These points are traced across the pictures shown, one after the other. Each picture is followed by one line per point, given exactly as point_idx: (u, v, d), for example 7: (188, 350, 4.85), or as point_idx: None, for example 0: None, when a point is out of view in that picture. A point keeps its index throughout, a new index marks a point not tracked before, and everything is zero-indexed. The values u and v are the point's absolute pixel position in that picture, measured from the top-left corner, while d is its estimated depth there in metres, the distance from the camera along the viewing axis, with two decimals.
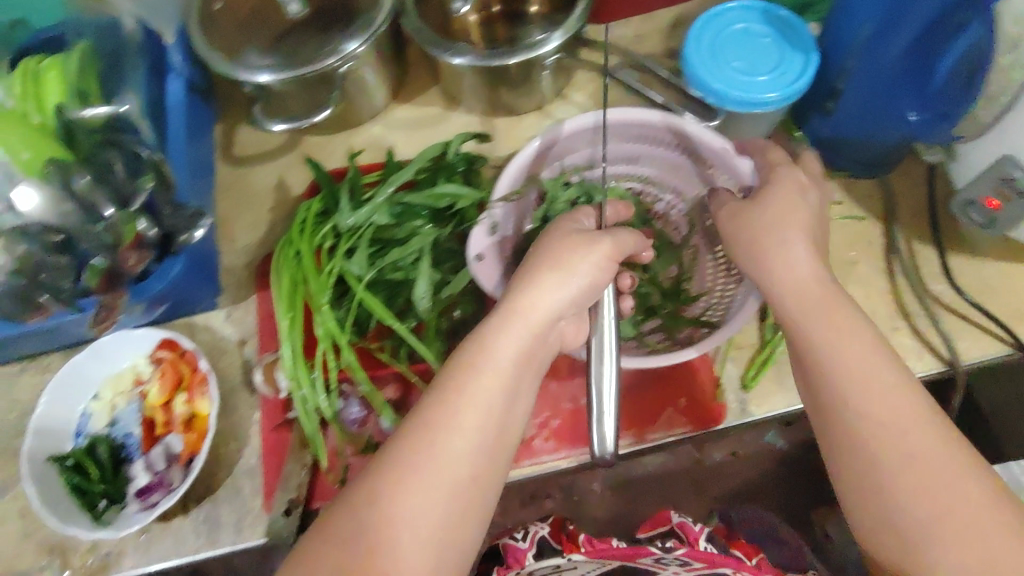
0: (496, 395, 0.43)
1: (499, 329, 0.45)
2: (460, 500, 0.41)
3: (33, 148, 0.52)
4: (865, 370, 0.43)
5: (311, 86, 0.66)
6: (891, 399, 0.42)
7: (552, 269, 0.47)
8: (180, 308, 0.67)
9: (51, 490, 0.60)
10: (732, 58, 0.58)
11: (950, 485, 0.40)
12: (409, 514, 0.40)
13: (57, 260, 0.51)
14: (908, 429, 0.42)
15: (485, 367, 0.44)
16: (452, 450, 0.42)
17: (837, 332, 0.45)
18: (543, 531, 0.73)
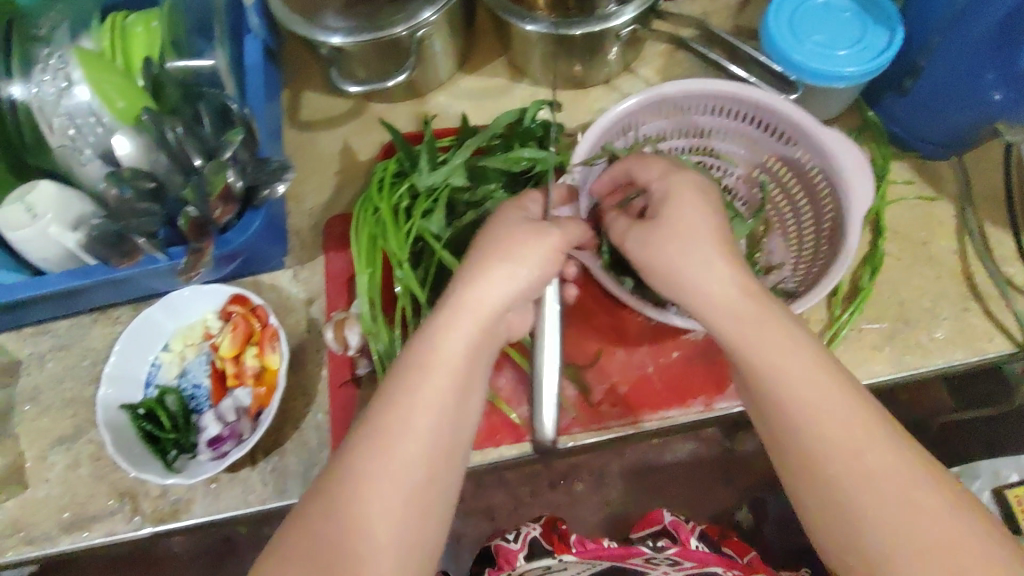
0: (447, 395, 0.45)
1: (447, 328, 0.46)
2: (418, 498, 0.43)
3: (128, 98, 0.54)
4: (802, 385, 0.43)
5: (384, 51, 0.67)
6: (836, 410, 0.42)
7: (496, 262, 0.47)
8: (249, 266, 0.68)
9: (124, 436, 0.62)
10: (813, 31, 0.58)
11: (902, 495, 0.40)
12: (374, 521, 0.42)
13: (146, 206, 0.52)
14: (852, 438, 0.42)
15: (433, 367, 0.45)
16: (407, 455, 0.43)
17: (779, 346, 0.44)
18: (534, 531, 0.76)
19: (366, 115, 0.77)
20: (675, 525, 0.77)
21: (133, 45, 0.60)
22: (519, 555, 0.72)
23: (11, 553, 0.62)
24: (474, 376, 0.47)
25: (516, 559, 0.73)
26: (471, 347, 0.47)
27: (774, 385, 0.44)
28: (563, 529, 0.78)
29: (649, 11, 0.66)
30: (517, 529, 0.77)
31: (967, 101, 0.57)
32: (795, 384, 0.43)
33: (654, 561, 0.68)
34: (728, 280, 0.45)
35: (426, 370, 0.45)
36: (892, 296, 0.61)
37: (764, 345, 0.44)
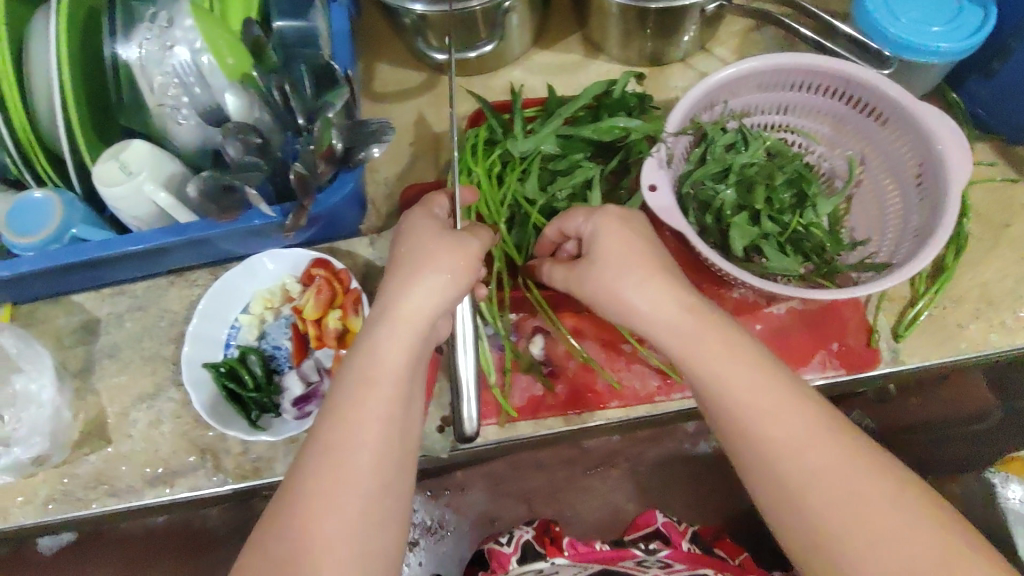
0: (387, 399, 0.44)
1: (378, 335, 0.46)
2: (373, 510, 0.42)
3: (236, 54, 0.55)
4: (743, 386, 0.44)
5: (465, 22, 0.68)
6: (773, 410, 0.43)
7: (415, 272, 0.47)
8: (328, 232, 0.69)
9: (209, 395, 0.63)
10: (908, 7, 0.58)
11: (850, 487, 0.40)
12: (322, 530, 0.41)
13: (254, 161, 0.53)
14: (795, 437, 0.42)
15: (375, 376, 0.45)
16: (358, 464, 0.42)
17: (715, 350, 0.45)
18: (527, 535, 0.75)
19: (440, 89, 0.78)
20: (666, 526, 0.75)
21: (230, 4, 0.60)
22: (512, 558, 0.72)
23: (96, 504, 0.63)
24: (416, 376, 0.47)
25: (510, 561, 0.72)
26: (414, 352, 0.47)
27: (716, 387, 0.45)
28: (556, 532, 0.76)
29: None
30: (510, 532, 0.76)
31: None
32: (737, 385, 0.44)
33: (645, 563, 0.67)
34: (670, 299, 0.46)
35: (366, 379, 0.45)
36: (974, 275, 0.61)
37: (705, 348, 0.45)
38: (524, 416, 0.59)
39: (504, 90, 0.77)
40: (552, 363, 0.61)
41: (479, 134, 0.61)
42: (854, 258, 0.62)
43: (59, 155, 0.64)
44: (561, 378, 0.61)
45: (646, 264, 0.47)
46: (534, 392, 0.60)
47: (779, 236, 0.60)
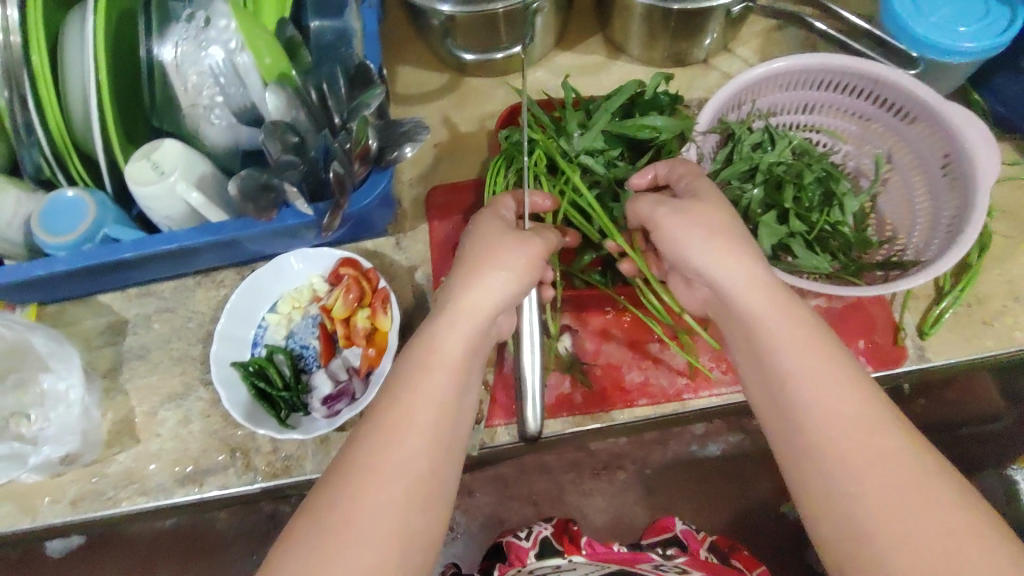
0: (447, 387, 0.45)
1: (444, 326, 0.47)
2: (417, 490, 0.41)
3: (274, 55, 0.56)
4: (808, 362, 0.42)
5: (492, 22, 0.69)
6: (838, 390, 0.40)
7: (481, 267, 0.49)
8: (355, 232, 0.69)
9: (237, 393, 0.63)
10: (937, 8, 0.59)
11: (902, 483, 0.37)
12: (371, 501, 0.40)
13: (292, 160, 0.54)
14: (857, 426, 0.39)
15: (435, 360, 0.45)
16: (411, 443, 0.42)
17: (783, 323, 0.44)
18: (547, 531, 0.74)
19: (463, 90, 0.79)
20: (685, 534, 0.76)
21: (264, 7, 0.61)
22: (530, 553, 0.71)
23: (127, 503, 0.63)
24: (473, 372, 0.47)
25: (528, 556, 0.71)
26: (473, 343, 0.48)
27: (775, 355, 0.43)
28: (575, 531, 0.76)
29: None
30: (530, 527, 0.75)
31: None
32: (800, 360, 0.42)
33: (661, 567, 0.67)
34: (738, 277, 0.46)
35: (426, 364, 0.45)
36: (1000, 272, 0.61)
37: (771, 320, 0.44)
38: (555, 414, 0.59)
39: (526, 91, 0.78)
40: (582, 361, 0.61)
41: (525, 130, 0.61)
42: (880, 257, 0.62)
43: (92, 156, 0.65)
44: (590, 375, 0.61)
45: (706, 246, 0.47)
46: (563, 391, 0.60)
47: (807, 234, 0.60)
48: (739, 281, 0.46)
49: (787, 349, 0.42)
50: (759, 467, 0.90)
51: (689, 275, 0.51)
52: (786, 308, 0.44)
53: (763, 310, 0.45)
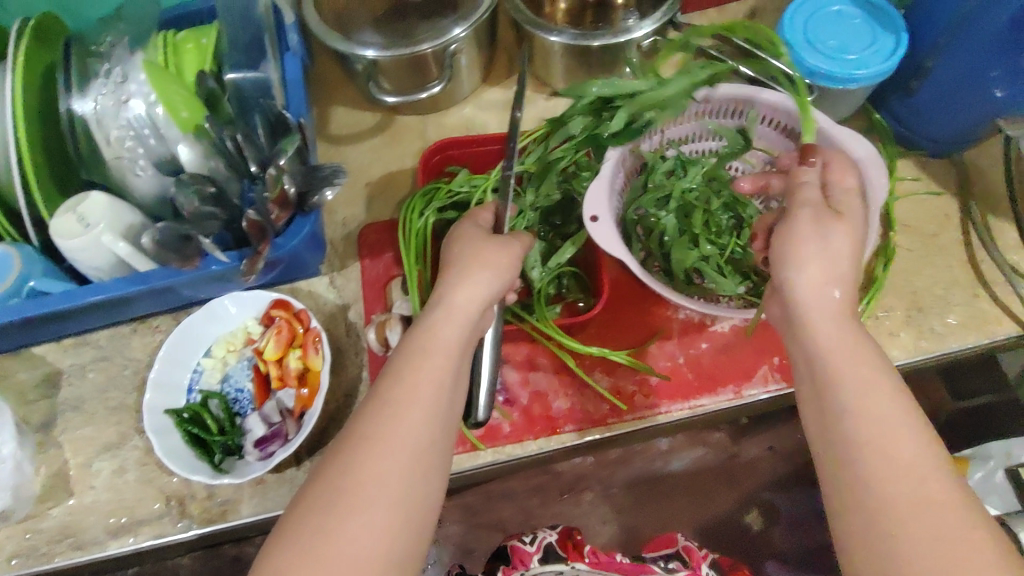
0: (445, 372, 0.48)
1: (436, 319, 0.50)
2: (420, 464, 0.45)
3: (190, 107, 0.58)
4: (875, 402, 0.42)
5: (417, 66, 0.72)
6: (899, 431, 0.41)
7: (471, 265, 0.52)
8: (289, 273, 0.71)
9: (171, 439, 0.63)
10: (826, 38, 0.62)
11: (953, 530, 0.38)
12: (377, 476, 0.44)
13: (211, 210, 0.55)
14: (915, 469, 0.40)
15: (430, 349, 0.48)
16: (414, 423, 0.46)
17: (848, 352, 0.44)
18: (551, 537, 0.73)
19: (394, 129, 0.81)
20: (687, 549, 0.71)
21: (185, 61, 0.63)
22: (534, 556, 0.70)
23: (62, 558, 0.63)
24: (466, 357, 0.50)
25: (531, 560, 0.70)
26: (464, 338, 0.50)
27: (837, 386, 0.44)
28: (579, 538, 0.73)
29: (665, 24, 0.71)
30: (534, 532, 0.74)
31: (972, 97, 0.61)
32: (864, 395, 0.43)
33: None
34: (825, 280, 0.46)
35: (427, 351, 0.48)
36: (906, 283, 0.64)
37: (836, 349, 0.45)
38: (483, 444, 0.61)
39: (456, 127, 0.80)
40: (511, 391, 0.63)
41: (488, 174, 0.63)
42: None
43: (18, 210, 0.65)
44: (518, 404, 0.62)
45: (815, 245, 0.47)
46: (491, 421, 0.61)
47: (718, 257, 0.63)
48: (817, 307, 0.46)
49: (850, 383, 0.43)
50: (713, 483, 0.92)
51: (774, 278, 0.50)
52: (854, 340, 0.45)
53: (832, 339, 0.45)
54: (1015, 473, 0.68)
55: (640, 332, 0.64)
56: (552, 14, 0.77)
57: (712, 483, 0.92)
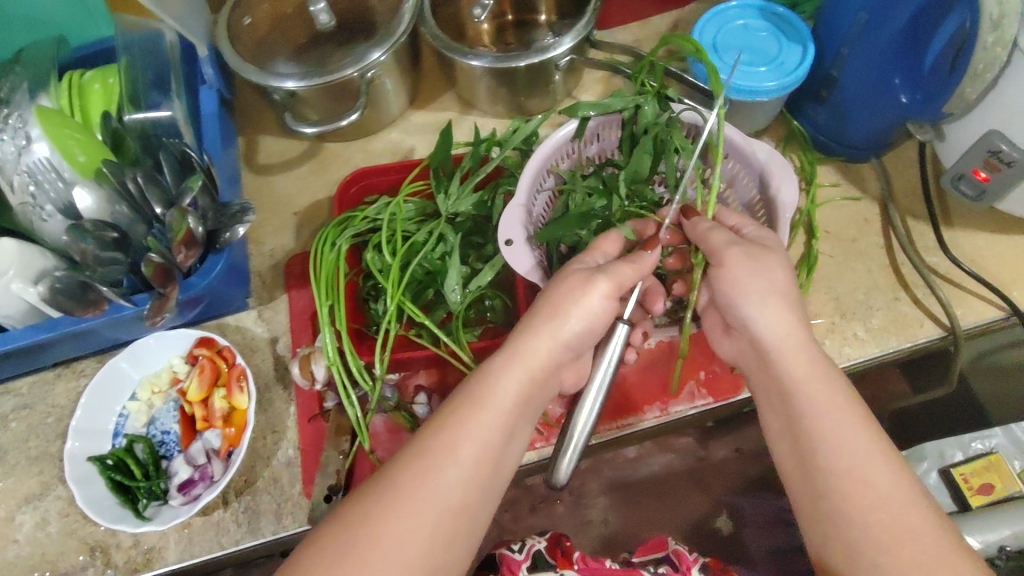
0: (494, 430, 0.47)
1: (499, 368, 0.49)
2: (448, 521, 0.44)
3: (88, 152, 0.56)
4: (825, 401, 0.47)
5: (337, 93, 0.70)
6: (875, 464, 0.44)
7: (546, 318, 0.50)
8: (212, 309, 0.69)
9: (93, 488, 0.62)
10: (734, 52, 0.63)
11: (916, 530, 0.42)
12: (395, 529, 0.43)
13: (112, 257, 0.54)
14: (891, 499, 0.43)
15: (484, 400, 0.48)
16: (450, 474, 0.45)
17: (821, 387, 0.47)
18: (540, 544, 0.67)
19: (324, 156, 0.80)
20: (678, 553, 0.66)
21: (91, 102, 0.63)
22: (522, 565, 0.63)
23: None
24: (523, 414, 0.49)
25: (519, 569, 0.63)
26: (523, 393, 0.49)
27: (813, 421, 0.47)
28: (569, 545, 0.68)
29: (583, 41, 0.71)
30: (521, 540, 0.68)
31: (880, 104, 0.62)
32: (839, 428, 0.46)
33: None
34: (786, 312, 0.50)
35: (477, 406, 0.48)
36: (829, 290, 0.64)
37: (810, 385, 0.47)
38: None
39: (384, 152, 0.79)
40: None
41: (399, 201, 0.62)
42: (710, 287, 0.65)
43: None
44: None
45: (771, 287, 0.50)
46: None
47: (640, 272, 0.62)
48: (780, 341, 0.49)
49: (822, 405, 0.46)
50: (683, 489, 0.91)
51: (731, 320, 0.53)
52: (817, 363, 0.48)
53: (805, 375, 0.48)
54: (949, 473, 0.68)
55: None
56: (475, 36, 0.77)
57: (682, 489, 0.91)
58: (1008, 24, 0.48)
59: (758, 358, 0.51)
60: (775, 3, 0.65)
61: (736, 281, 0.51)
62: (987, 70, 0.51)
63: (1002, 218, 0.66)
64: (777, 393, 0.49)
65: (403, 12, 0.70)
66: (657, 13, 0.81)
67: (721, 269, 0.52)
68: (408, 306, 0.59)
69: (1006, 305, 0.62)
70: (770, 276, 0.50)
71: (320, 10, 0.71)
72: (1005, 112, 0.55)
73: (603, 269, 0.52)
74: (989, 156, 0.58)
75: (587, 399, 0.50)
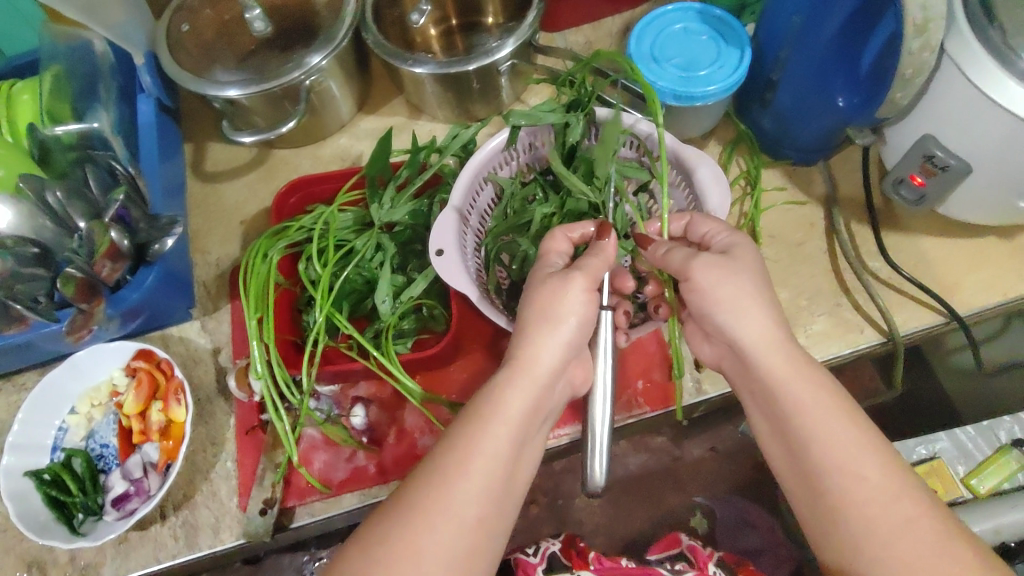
0: (504, 444, 0.46)
1: (503, 381, 0.47)
2: (467, 541, 0.43)
3: (7, 165, 0.57)
4: (810, 399, 0.45)
5: (277, 100, 0.69)
6: (862, 457, 0.43)
7: (544, 324, 0.49)
8: (154, 321, 0.69)
9: (27, 503, 0.61)
10: (672, 56, 0.62)
11: (915, 524, 0.41)
12: (417, 553, 0.42)
13: (31, 272, 0.55)
14: (883, 491, 0.42)
15: (488, 414, 0.46)
16: (463, 493, 0.44)
17: (802, 384, 0.46)
18: (554, 547, 0.71)
19: (271, 163, 0.78)
20: (691, 549, 0.71)
21: (18, 113, 0.63)
22: (539, 567, 0.67)
23: None
24: (532, 424, 0.48)
25: (537, 570, 0.67)
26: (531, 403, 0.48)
27: (799, 419, 0.45)
28: (582, 546, 0.72)
29: (527, 45, 0.69)
30: (536, 544, 0.71)
31: (819, 107, 0.61)
32: (824, 425, 0.45)
33: None
34: (761, 311, 0.48)
35: (481, 421, 0.46)
36: None
37: (794, 383, 0.46)
38: (348, 488, 0.60)
39: (333, 158, 0.78)
40: (375, 431, 0.62)
41: (332, 211, 0.61)
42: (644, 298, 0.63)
43: None
44: (386, 444, 0.62)
45: (753, 290, 0.48)
46: (356, 463, 0.61)
47: None
48: (757, 341, 0.47)
49: (805, 404, 0.45)
50: (659, 488, 0.89)
51: (708, 328, 0.51)
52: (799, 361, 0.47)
53: (784, 373, 0.46)
54: None
55: None
56: (422, 41, 0.77)
57: (658, 488, 0.89)
58: (933, 29, 0.48)
59: (738, 358, 0.49)
60: (713, 6, 0.64)
61: (707, 292, 0.49)
62: (915, 76, 0.51)
63: (946, 221, 0.65)
64: (762, 393, 0.48)
65: (344, 17, 0.69)
66: (608, 14, 0.80)
67: (691, 281, 0.49)
68: (338, 319, 0.59)
69: (945, 312, 0.61)
70: (736, 282, 0.48)
71: (255, 15, 0.70)
72: (937, 118, 0.54)
73: (577, 265, 0.50)
74: (926, 161, 0.57)
75: (597, 403, 0.49)
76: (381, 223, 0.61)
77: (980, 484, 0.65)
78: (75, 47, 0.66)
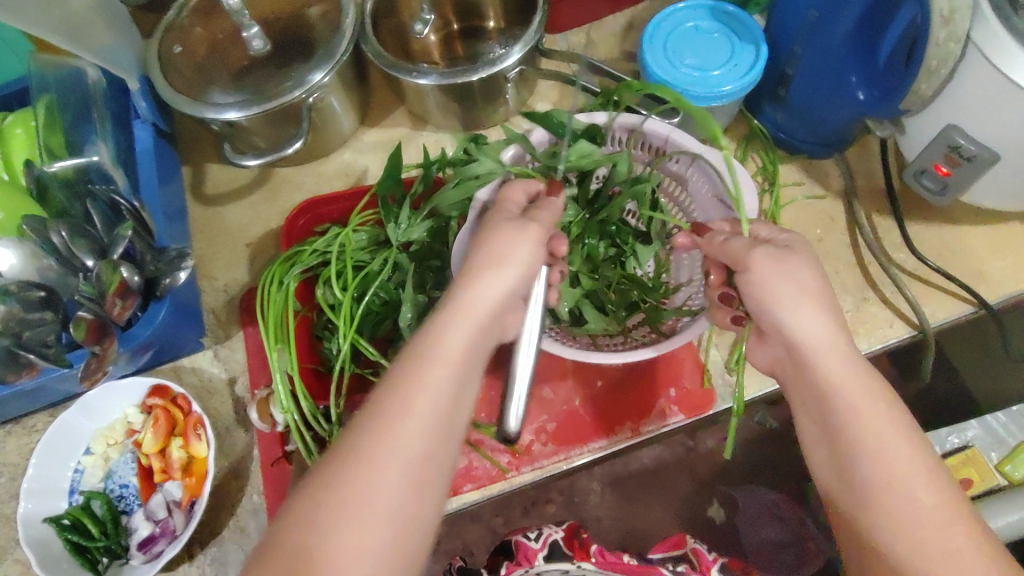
0: (448, 385, 0.43)
1: (445, 320, 0.45)
2: (414, 485, 0.40)
3: (6, 208, 0.56)
4: (867, 415, 0.43)
5: (278, 120, 0.67)
6: (912, 474, 0.41)
7: (495, 266, 0.46)
8: (165, 353, 0.66)
9: (49, 551, 0.59)
10: (686, 56, 0.61)
11: (962, 552, 0.39)
12: (363, 499, 0.39)
13: (39, 316, 0.54)
14: (933, 514, 0.40)
15: (436, 354, 0.43)
16: (412, 437, 0.40)
17: (859, 391, 0.43)
18: (557, 533, 0.64)
19: (274, 182, 0.76)
20: (696, 551, 0.64)
21: (13, 148, 0.61)
22: (539, 555, 0.62)
23: None
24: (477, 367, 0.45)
25: (537, 558, 0.62)
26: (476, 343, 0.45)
27: (852, 430, 0.43)
28: (586, 537, 0.65)
29: (532, 50, 0.67)
30: (538, 526, 0.65)
31: (835, 102, 0.60)
32: (880, 442, 0.42)
33: None
34: (817, 317, 0.45)
35: (428, 361, 0.43)
36: None
37: (849, 392, 0.43)
38: None
39: (337, 174, 0.76)
40: None
41: (347, 233, 0.60)
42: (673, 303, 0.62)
43: None
44: None
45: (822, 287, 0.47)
46: None
47: (606, 291, 0.60)
48: (815, 342, 0.45)
49: (856, 417, 0.43)
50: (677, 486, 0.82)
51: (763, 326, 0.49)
52: (856, 374, 0.44)
53: (843, 380, 0.44)
54: None
55: (547, 371, 0.64)
56: (423, 51, 0.75)
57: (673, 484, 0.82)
58: (958, 20, 0.48)
59: (791, 357, 0.47)
60: (724, 2, 0.63)
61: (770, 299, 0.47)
62: (941, 66, 0.50)
63: (968, 209, 0.65)
64: (814, 399, 0.45)
65: (343, 30, 0.66)
66: (609, 12, 0.78)
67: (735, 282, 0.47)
68: (362, 344, 0.57)
69: (975, 299, 0.61)
70: (798, 278, 0.46)
71: (253, 34, 0.67)
72: (959, 107, 0.54)
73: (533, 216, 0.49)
74: (951, 151, 0.56)
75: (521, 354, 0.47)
76: (398, 243, 0.59)
77: (1014, 470, 0.65)
78: (66, 74, 0.64)
